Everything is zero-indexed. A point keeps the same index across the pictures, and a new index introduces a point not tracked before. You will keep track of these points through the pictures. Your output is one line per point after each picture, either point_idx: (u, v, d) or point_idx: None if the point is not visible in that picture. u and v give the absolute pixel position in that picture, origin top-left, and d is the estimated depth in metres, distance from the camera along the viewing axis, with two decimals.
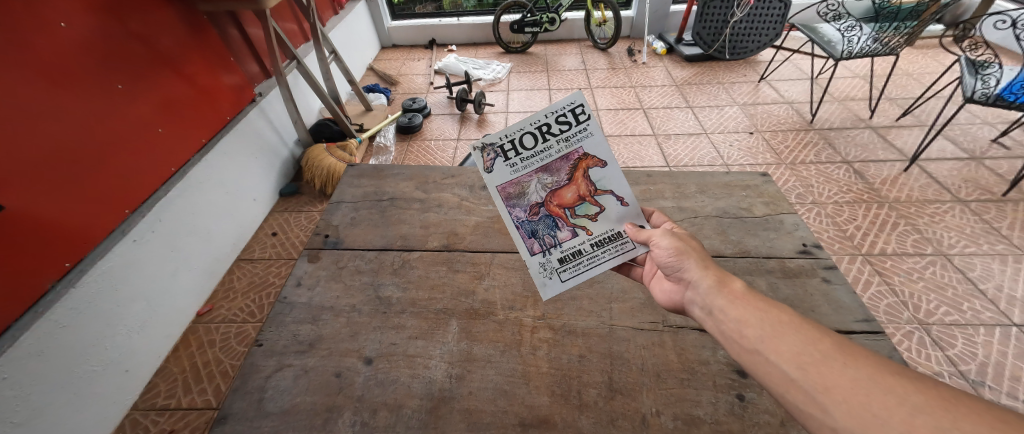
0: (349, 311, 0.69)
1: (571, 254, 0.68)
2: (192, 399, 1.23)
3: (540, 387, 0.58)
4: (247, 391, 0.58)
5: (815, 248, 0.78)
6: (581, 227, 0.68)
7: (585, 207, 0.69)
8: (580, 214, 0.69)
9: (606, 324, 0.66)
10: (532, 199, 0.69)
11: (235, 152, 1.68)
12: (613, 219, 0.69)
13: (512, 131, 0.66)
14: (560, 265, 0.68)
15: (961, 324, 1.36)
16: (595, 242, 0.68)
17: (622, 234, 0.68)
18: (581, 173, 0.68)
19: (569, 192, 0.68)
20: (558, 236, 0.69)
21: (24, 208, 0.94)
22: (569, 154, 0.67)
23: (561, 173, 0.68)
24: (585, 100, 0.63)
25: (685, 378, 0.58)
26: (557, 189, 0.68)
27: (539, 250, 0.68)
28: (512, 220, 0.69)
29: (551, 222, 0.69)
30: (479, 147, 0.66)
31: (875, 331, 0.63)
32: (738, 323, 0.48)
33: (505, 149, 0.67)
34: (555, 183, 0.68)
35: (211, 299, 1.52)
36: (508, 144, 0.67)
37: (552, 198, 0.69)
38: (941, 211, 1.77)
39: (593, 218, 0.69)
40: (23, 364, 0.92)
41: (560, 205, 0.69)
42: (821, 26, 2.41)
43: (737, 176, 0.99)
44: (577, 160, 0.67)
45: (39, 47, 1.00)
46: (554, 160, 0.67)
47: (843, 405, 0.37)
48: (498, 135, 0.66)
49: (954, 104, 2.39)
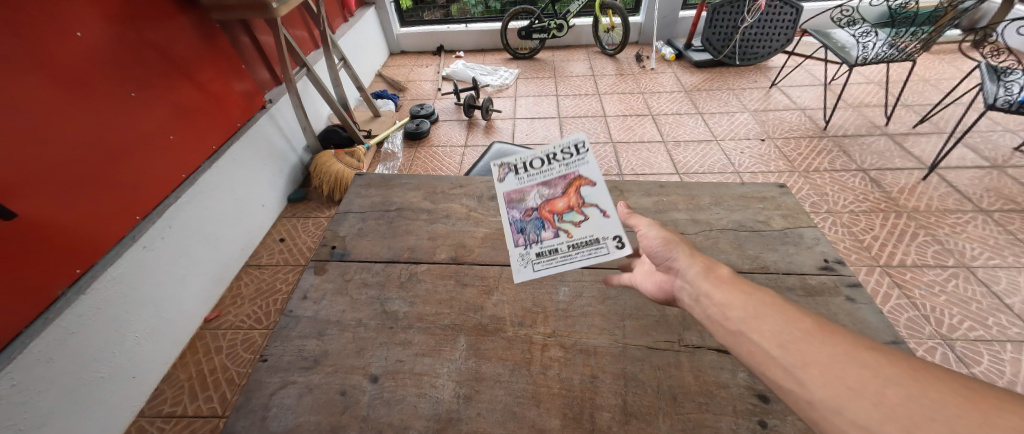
0: (356, 326, 0.67)
1: (548, 250, 0.68)
2: (197, 407, 1.23)
3: (551, 409, 0.55)
4: (251, 409, 0.57)
5: (837, 264, 0.75)
6: (564, 229, 0.69)
7: (572, 215, 0.71)
8: (567, 220, 0.70)
9: (620, 343, 0.64)
10: (528, 204, 0.74)
11: (245, 159, 1.68)
12: (596, 228, 0.69)
13: (525, 156, 0.79)
14: (537, 256, 0.68)
15: (987, 340, 1.31)
16: (571, 244, 0.67)
17: (600, 241, 0.67)
18: (574, 189, 0.73)
19: (560, 201, 0.72)
20: (541, 235, 0.70)
21: (38, 216, 0.95)
22: (568, 174, 0.74)
23: (557, 186, 0.74)
24: (586, 139, 0.76)
25: (704, 402, 0.56)
26: (551, 198, 0.73)
27: (521, 243, 0.70)
28: (505, 218, 0.73)
29: (538, 223, 0.71)
30: (498, 164, 0.79)
31: (905, 354, 0.60)
32: (724, 306, 0.48)
33: (518, 167, 0.78)
34: (550, 194, 0.73)
35: (219, 305, 1.52)
36: (521, 164, 0.79)
37: (545, 204, 0.73)
38: (962, 221, 1.71)
39: (577, 224, 0.69)
40: (32, 372, 0.92)
41: (549, 211, 0.72)
42: (834, 31, 2.37)
43: (753, 187, 0.96)
44: (574, 179, 0.74)
45: (56, 55, 1.02)
46: (554, 177, 0.75)
47: (822, 379, 0.36)
48: (514, 157, 0.80)
49: (974, 111, 2.33)
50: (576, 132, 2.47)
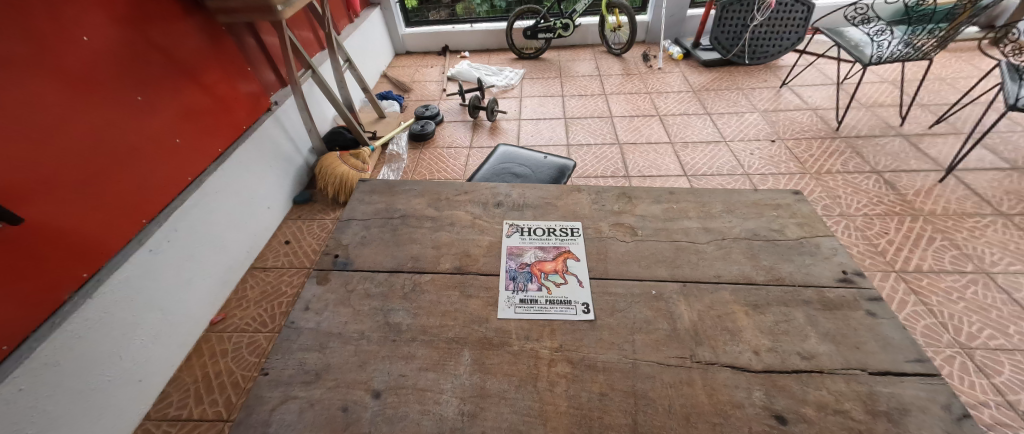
0: (358, 339, 0.66)
1: (529, 299, 0.72)
2: (203, 411, 1.23)
3: (558, 429, 0.53)
4: (251, 425, 0.55)
5: (856, 276, 0.72)
6: (546, 285, 0.74)
7: (555, 276, 0.76)
8: (551, 279, 0.76)
9: (629, 358, 0.61)
10: (524, 260, 0.80)
11: (250, 160, 1.68)
12: (573, 290, 0.73)
13: (533, 224, 0.90)
14: (519, 300, 0.71)
15: (1009, 349, 1.26)
16: (549, 300, 0.71)
17: (572, 303, 0.71)
18: (562, 258, 0.80)
19: (549, 263, 0.79)
20: (526, 286, 0.75)
21: (45, 219, 0.95)
22: (560, 246, 0.84)
23: (549, 252, 0.82)
24: (581, 227, 0.88)
25: (718, 422, 0.53)
26: (542, 259, 0.81)
27: (510, 287, 0.74)
28: (501, 266, 0.79)
29: (527, 275, 0.77)
30: (509, 223, 0.90)
31: (930, 374, 0.57)
32: None
33: (524, 229, 0.88)
34: (542, 256, 0.81)
35: (224, 308, 1.52)
36: (528, 228, 0.89)
37: (536, 262, 0.80)
38: (982, 225, 1.66)
39: (558, 284, 0.75)
40: (40, 376, 0.92)
41: (539, 268, 0.78)
42: (848, 30, 2.32)
43: (767, 194, 0.94)
44: (564, 251, 0.82)
45: (63, 57, 1.02)
46: (549, 245, 0.84)
47: None
48: (525, 222, 0.90)
49: (994, 111, 2.26)
50: (582, 133, 2.44)
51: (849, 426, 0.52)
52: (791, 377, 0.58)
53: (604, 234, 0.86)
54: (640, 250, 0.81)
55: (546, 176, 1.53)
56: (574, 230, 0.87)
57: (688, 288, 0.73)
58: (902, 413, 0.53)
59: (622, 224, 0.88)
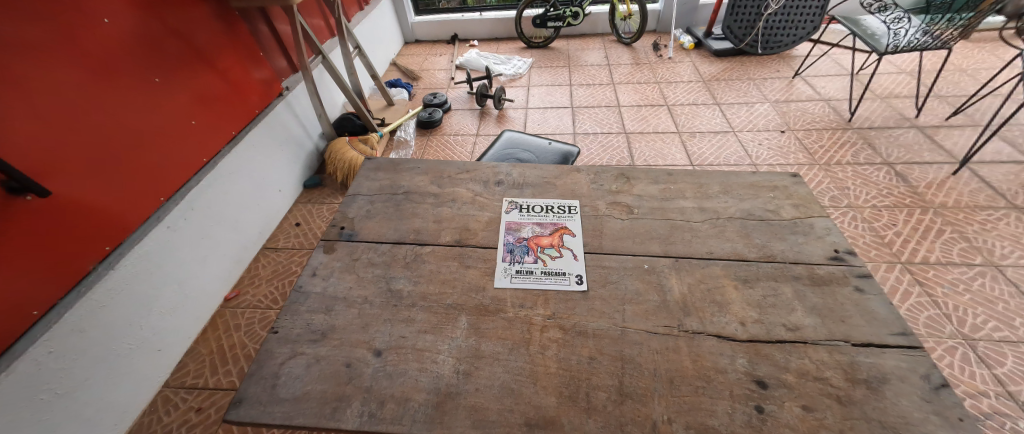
0: (361, 303, 0.70)
1: (525, 270, 0.75)
2: (218, 380, 1.29)
3: (548, 387, 0.56)
4: (261, 377, 0.59)
5: (848, 255, 0.73)
6: (542, 258, 0.77)
7: (551, 250, 0.79)
8: (547, 252, 0.79)
9: (618, 327, 0.64)
10: (522, 234, 0.83)
11: (262, 144, 1.73)
12: (567, 261, 0.76)
13: (533, 202, 0.92)
14: (516, 271, 0.74)
15: (1013, 342, 1.25)
16: (544, 271, 0.74)
17: (564, 274, 0.74)
18: (559, 233, 0.83)
19: (546, 238, 0.82)
20: (523, 259, 0.77)
21: (72, 193, 1.00)
22: (557, 222, 0.86)
23: (546, 228, 0.85)
24: (578, 205, 0.90)
25: (701, 386, 0.56)
26: (539, 235, 0.83)
27: (508, 259, 0.77)
28: (499, 240, 0.82)
29: (524, 249, 0.79)
30: (508, 201, 0.92)
31: (912, 346, 0.59)
32: None
33: (522, 207, 0.91)
34: (540, 232, 0.84)
35: (238, 284, 1.59)
36: (527, 206, 0.91)
37: (534, 237, 0.82)
38: (994, 218, 1.63)
39: (554, 257, 0.77)
40: (66, 340, 0.98)
41: (536, 243, 0.81)
42: (865, 19, 2.26)
43: (765, 176, 0.95)
44: (561, 227, 0.84)
45: (85, 39, 1.06)
46: (547, 221, 0.87)
47: None
48: (524, 201, 0.92)
49: (1014, 104, 2.20)
50: (588, 122, 2.44)
51: (827, 392, 0.54)
52: (775, 347, 0.60)
53: (600, 212, 0.88)
54: (635, 227, 0.83)
55: (550, 161, 1.55)
56: (572, 208, 0.90)
57: (681, 263, 0.75)
58: (881, 381, 0.54)
59: (619, 203, 0.90)
